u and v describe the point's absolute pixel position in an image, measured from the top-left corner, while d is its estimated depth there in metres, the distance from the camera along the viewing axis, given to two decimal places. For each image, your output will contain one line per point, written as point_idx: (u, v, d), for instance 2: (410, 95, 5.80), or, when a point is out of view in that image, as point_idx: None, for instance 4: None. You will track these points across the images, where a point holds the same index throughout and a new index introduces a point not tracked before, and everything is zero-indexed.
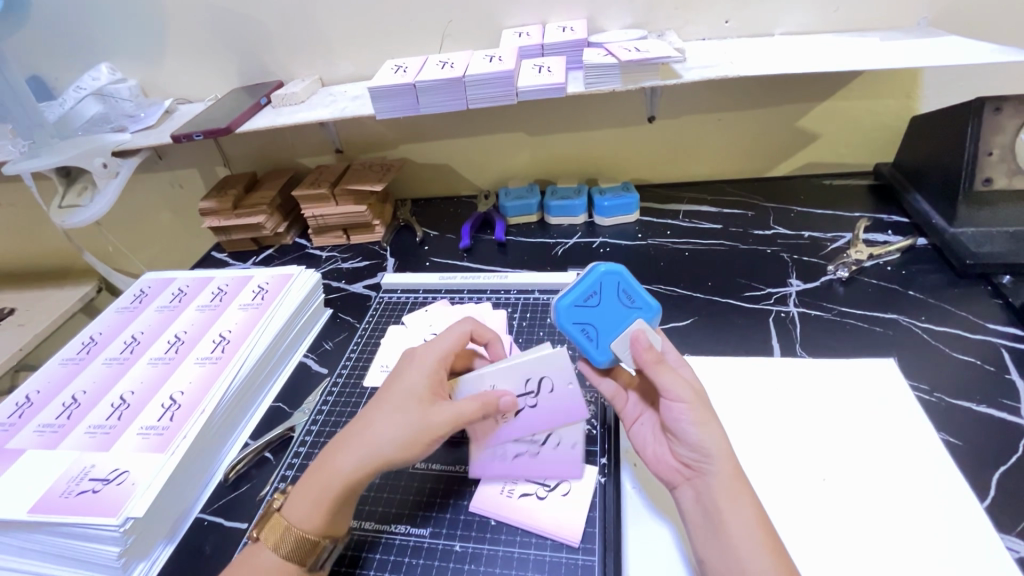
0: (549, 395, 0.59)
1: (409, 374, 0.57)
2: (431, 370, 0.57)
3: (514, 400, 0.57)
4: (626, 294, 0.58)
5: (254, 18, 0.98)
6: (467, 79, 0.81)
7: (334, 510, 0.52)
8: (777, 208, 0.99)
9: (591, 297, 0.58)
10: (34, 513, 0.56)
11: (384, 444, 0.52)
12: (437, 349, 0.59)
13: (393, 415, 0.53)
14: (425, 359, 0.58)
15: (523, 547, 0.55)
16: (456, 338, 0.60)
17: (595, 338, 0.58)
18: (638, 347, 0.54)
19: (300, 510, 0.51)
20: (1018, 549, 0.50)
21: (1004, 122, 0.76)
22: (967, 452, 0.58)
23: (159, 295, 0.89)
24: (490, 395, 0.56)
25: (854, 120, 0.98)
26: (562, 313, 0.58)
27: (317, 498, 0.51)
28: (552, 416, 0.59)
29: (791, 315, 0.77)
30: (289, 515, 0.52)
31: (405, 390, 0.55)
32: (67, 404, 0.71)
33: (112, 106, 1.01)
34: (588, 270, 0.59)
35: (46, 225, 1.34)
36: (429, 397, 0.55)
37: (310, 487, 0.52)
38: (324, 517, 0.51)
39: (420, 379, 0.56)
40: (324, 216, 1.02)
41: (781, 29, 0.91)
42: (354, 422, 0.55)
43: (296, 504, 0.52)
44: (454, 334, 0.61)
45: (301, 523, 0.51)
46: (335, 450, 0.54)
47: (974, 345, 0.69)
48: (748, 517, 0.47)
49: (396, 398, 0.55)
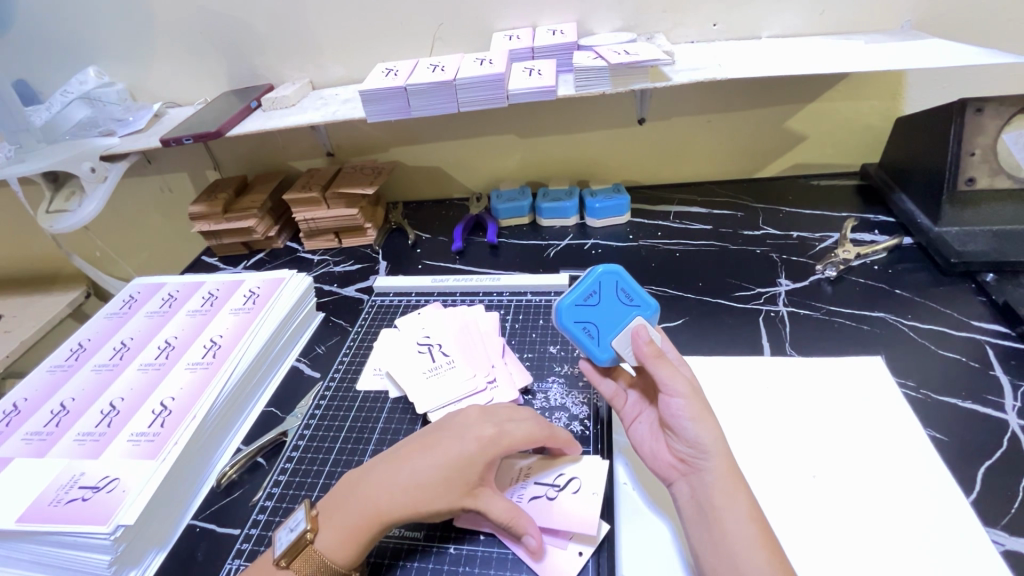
0: (571, 495, 0.56)
1: (465, 442, 0.55)
2: (487, 453, 0.54)
3: (535, 548, 0.52)
4: (625, 293, 0.59)
5: (244, 21, 0.97)
6: (458, 82, 0.81)
7: (366, 547, 0.52)
8: (766, 209, 1.00)
9: (591, 297, 0.59)
10: (22, 522, 0.55)
11: (421, 502, 0.52)
12: (505, 433, 0.56)
13: (436, 481, 0.53)
14: (485, 437, 0.55)
15: (499, 549, 0.54)
16: (525, 435, 0.56)
17: (596, 336, 0.58)
18: (639, 342, 0.54)
19: (333, 543, 0.52)
20: (1003, 542, 0.50)
21: (986, 123, 0.77)
22: (953, 447, 0.59)
23: (149, 301, 0.88)
24: (524, 519, 0.52)
25: (841, 121, 0.99)
26: (564, 312, 0.58)
27: (355, 536, 0.52)
28: (569, 518, 0.54)
29: (780, 314, 0.77)
30: (320, 546, 0.52)
31: (455, 459, 0.54)
32: (55, 411, 0.70)
33: (101, 110, 1.01)
34: (587, 271, 0.60)
35: (31, 230, 1.33)
36: (478, 481, 0.53)
37: (346, 522, 0.53)
38: (359, 553, 0.52)
39: (473, 456, 0.54)
40: (316, 220, 1.01)
41: (769, 32, 0.92)
42: (396, 462, 0.55)
43: (334, 537, 0.52)
44: (526, 430, 0.57)
45: (337, 554, 0.51)
46: (377, 484, 0.54)
47: (959, 342, 0.70)
48: (744, 511, 0.48)
49: (443, 460, 0.54)
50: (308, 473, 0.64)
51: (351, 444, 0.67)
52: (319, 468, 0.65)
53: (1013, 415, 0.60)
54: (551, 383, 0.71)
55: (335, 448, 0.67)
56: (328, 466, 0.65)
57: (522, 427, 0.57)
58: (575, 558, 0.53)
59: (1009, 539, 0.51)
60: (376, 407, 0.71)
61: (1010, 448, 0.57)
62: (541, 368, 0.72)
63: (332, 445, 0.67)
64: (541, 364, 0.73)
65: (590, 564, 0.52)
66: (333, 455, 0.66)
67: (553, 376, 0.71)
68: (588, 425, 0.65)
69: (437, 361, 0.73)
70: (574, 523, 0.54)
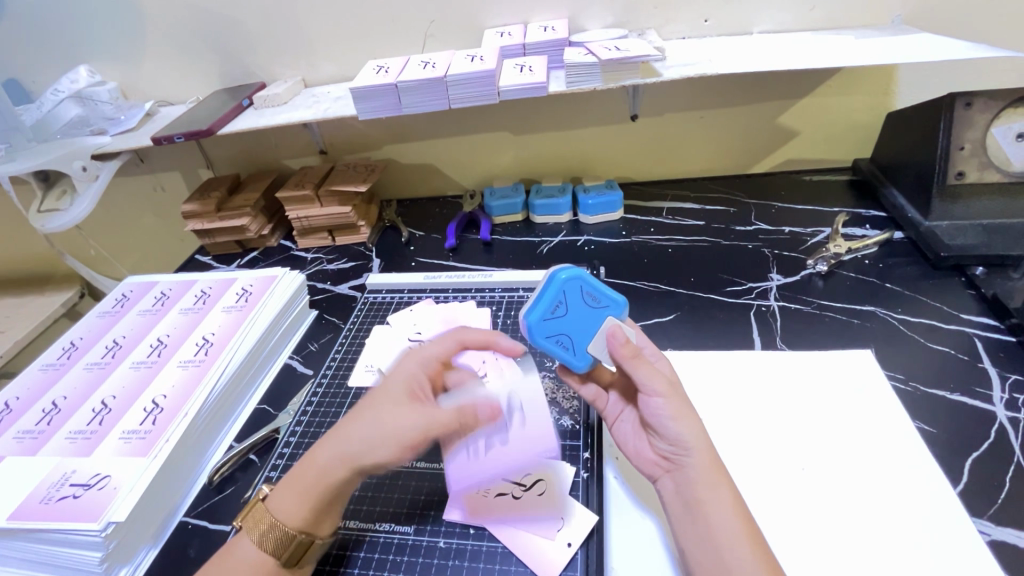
0: (520, 427, 0.59)
1: (386, 377, 0.56)
2: (405, 374, 0.56)
3: (491, 410, 0.57)
4: (591, 296, 0.57)
5: (235, 19, 0.97)
6: (449, 78, 0.81)
7: (310, 500, 0.52)
8: (758, 204, 1.01)
9: (557, 308, 0.56)
10: (14, 520, 0.56)
11: (352, 438, 0.52)
12: (421, 352, 0.58)
13: (360, 413, 0.53)
14: (399, 364, 0.57)
15: (491, 542, 0.55)
16: (439, 348, 0.59)
17: (571, 346, 0.57)
18: (615, 342, 0.53)
19: (278, 500, 0.52)
20: (989, 532, 0.51)
21: (975, 117, 0.77)
22: (941, 439, 0.59)
23: (141, 299, 0.88)
24: (472, 408, 0.56)
25: (833, 117, 0.99)
26: (534, 330, 0.56)
27: (295, 491, 0.52)
28: (524, 446, 0.58)
29: (771, 309, 0.78)
30: (271, 506, 0.52)
31: (378, 392, 0.55)
32: (47, 410, 0.70)
33: (92, 109, 1.00)
34: (548, 279, 0.57)
35: (25, 230, 1.32)
36: (404, 401, 0.53)
37: (289, 479, 0.53)
38: (299, 510, 0.51)
39: (393, 382, 0.55)
40: (309, 218, 1.01)
41: (760, 28, 0.92)
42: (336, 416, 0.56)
43: (278, 498, 0.52)
44: (439, 346, 0.59)
45: (280, 514, 0.51)
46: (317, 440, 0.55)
47: (948, 335, 0.70)
48: (728, 505, 0.48)
49: (370, 395, 0.55)
50: None
51: None
52: None
53: (1001, 407, 0.61)
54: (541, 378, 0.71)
55: None
56: None
57: (435, 344, 0.59)
58: (564, 548, 0.53)
59: (995, 529, 0.51)
60: None
61: (999, 440, 0.58)
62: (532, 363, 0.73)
63: None
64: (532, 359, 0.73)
65: (580, 554, 0.53)
66: None
67: (543, 371, 0.71)
68: (577, 419, 0.65)
69: None
70: (531, 448, 0.58)
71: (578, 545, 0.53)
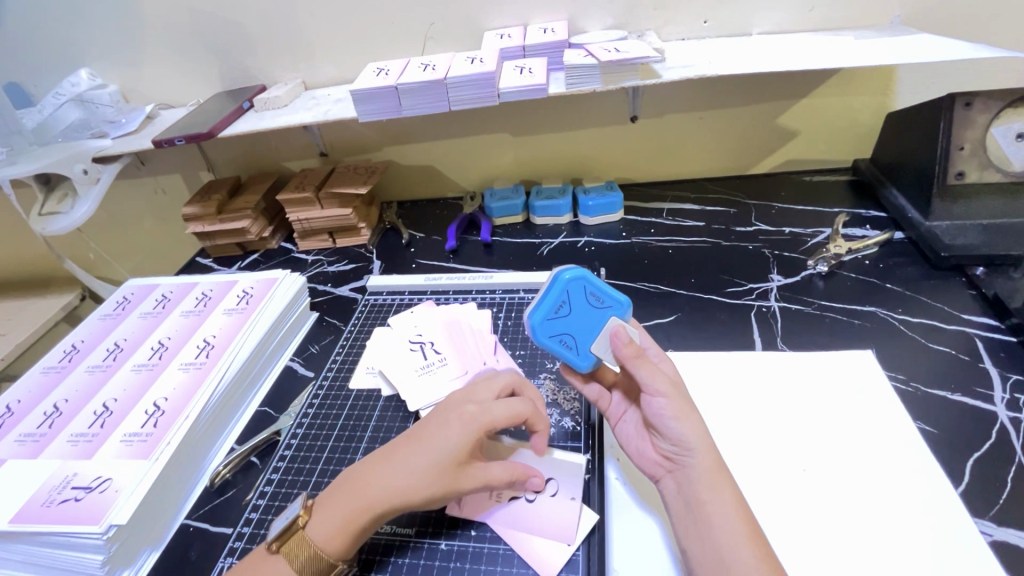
0: (549, 496, 0.57)
1: (449, 430, 0.53)
2: (471, 435, 0.53)
3: (542, 485, 0.56)
4: (595, 296, 0.57)
5: (236, 22, 0.97)
6: (449, 80, 0.81)
7: (356, 538, 0.52)
8: (758, 205, 1.01)
9: (561, 308, 0.56)
10: (15, 523, 0.56)
11: (413, 492, 0.52)
12: (488, 411, 0.55)
13: (422, 465, 0.52)
14: (465, 421, 0.54)
15: (493, 544, 0.55)
16: (506, 413, 0.55)
17: (575, 346, 0.57)
18: (618, 342, 0.53)
19: (322, 533, 0.51)
20: (991, 532, 0.51)
21: (975, 117, 0.77)
22: (942, 439, 0.59)
23: (142, 302, 0.88)
24: (522, 468, 0.56)
25: (833, 117, 1.00)
26: (538, 330, 0.57)
27: (343, 529, 0.51)
28: (547, 519, 0.55)
29: (772, 310, 0.78)
30: (311, 534, 0.52)
31: (442, 447, 0.53)
32: (48, 413, 0.70)
33: (93, 112, 1.01)
34: (552, 279, 0.57)
35: (26, 233, 1.33)
36: (465, 462, 0.53)
37: (334, 514, 0.52)
38: (347, 544, 0.52)
39: (458, 441, 0.53)
40: (310, 220, 1.01)
41: (759, 29, 0.93)
42: (387, 455, 0.55)
43: (322, 528, 0.52)
44: (506, 410, 0.55)
45: (328, 550, 0.51)
46: (366, 476, 0.54)
47: (949, 336, 0.70)
48: (730, 505, 0.48)
49: (431, 448, 0.53)
50: (300, 471, 0.64)
51: (344, 442, 0.67)
52: (311, 467, 0.65)
53: (1002, 407, 0.61)
54: (542, 379, 0.71)
55: (327, 446, 0.67)
56: (321, 464, 0.65)
57: (503, 405, 0.55)
58: (563, 548, 0.53)
59: (997, 529, 0.51)
60: (369, 405, 0.71)
61: (1000, 440, 0.58)
62: (533, 365, 0.73)
63: (324, 443, 0.67)
64: (533, 361, 0.73)
65: (580, 553, 0.53)
66: (325, 453, 0.66)
67: (544, 372, 0.71)
68: (579, 421, 0.65)
69: (429, 358, 0.73)
70: (555, 525, 0.54)
71: (579, 544, 0.53)
